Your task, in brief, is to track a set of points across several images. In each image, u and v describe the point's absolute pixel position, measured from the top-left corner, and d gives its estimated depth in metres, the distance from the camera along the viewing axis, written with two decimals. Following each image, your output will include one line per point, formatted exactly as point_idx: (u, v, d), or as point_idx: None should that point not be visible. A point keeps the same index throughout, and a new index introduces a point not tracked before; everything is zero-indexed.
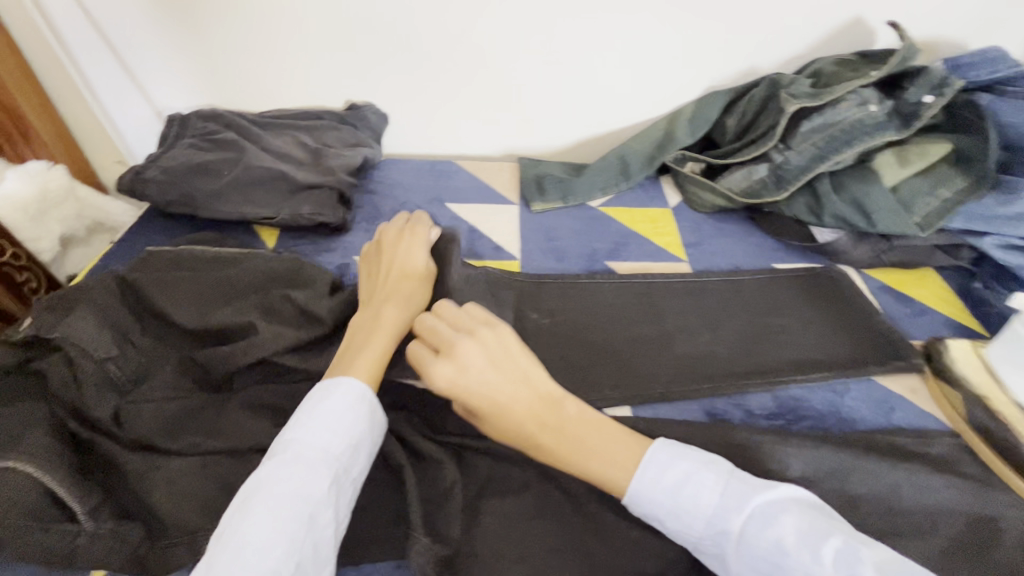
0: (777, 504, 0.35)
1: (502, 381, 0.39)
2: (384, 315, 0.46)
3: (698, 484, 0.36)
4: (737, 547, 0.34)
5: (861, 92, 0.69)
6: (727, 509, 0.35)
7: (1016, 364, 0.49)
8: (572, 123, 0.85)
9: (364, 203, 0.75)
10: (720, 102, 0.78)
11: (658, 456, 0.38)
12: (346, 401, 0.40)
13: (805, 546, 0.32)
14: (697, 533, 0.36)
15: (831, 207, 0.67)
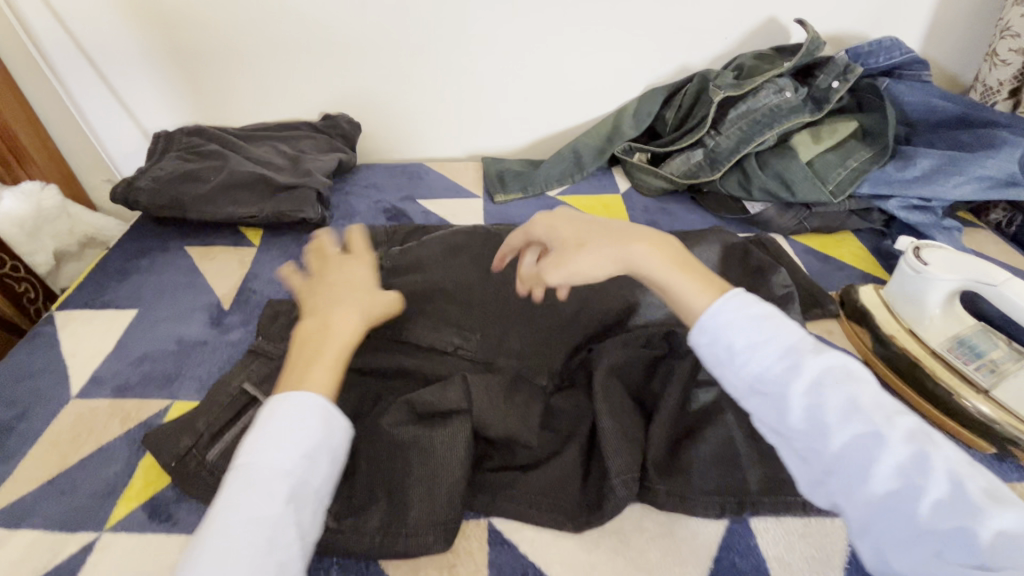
0: (788, 334, 0.38)
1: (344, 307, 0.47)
2: (334, 318, 0.45)
3: (772, 326, 0.38)
4: (743, 360, 0.38)
5: (776, 81, 0.79)
6: (744, 331, 0.38)
7: (908, 298, 0.55)
8: (530, 124, 0.94)
9: (340, 203, 0.83)
10: (659, 98, 0.88)
11: (734, 299, 0.39)
12: (291, 418, 0.38)
13: (806, 372, 0.36)
14: (764, 368, 0.37)
15: (759, 181, 0.76)
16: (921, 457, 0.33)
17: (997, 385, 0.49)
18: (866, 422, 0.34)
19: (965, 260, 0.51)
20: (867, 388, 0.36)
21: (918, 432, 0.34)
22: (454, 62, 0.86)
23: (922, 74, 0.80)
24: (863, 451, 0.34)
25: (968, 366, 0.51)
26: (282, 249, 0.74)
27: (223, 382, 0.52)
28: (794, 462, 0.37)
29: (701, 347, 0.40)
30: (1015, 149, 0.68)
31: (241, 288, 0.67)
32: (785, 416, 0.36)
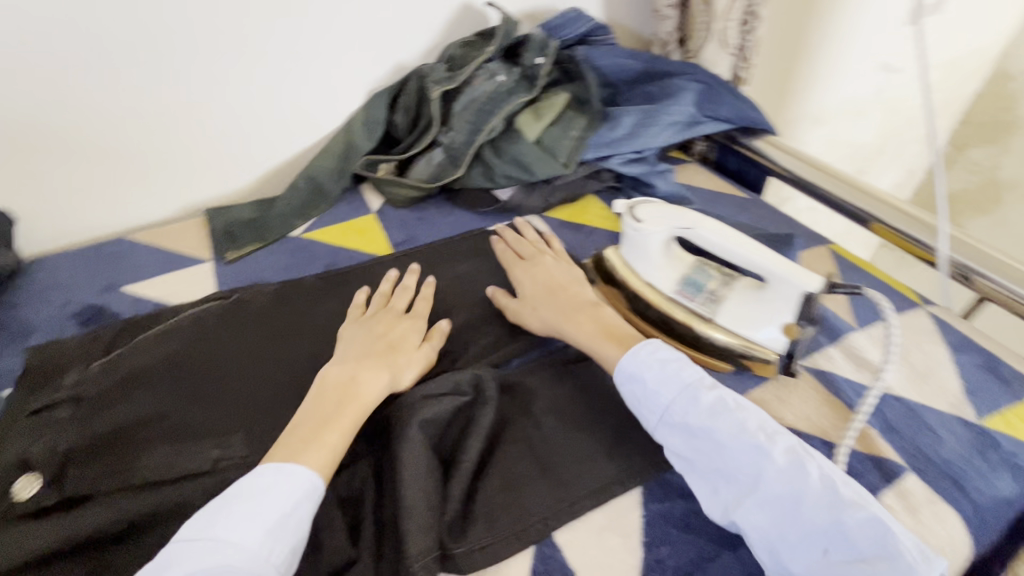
0: (690, 372, 0.47)
1: (342, 372, 0.49)
2: (362, 389, 0.47)
3: (681, 364, 0.48)
4: (657, 397, 0.46)
5: (487, 67, 0.79)
6: (654, 368, 0.47)
7: (638, 254, 0.59)
8: (250, 159, 0.81)
9: (5, 324, 0.62)
10: (383, 103, 0.82)
11: (645, 347, 0.49)
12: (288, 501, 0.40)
13: (703, 400, 0.45)
14: (670, 398, 0.46)
15: (500, 168, 0.76)
16: (801, 467, 0.41)
17: (717, 310, 0.55)
18: (751, 437, 0.42)
19: (665, 211, 0.56)
20: (751, 412, 0.45)
21: (800, 447, 0.43)
22: (117, 110, 0.69)
23: (608, 38, 0.87)
24: (754, 462, 0.41)
25: (692, 302, 0.56)
26: None
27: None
28: (703, 488, 0.43)
29: (625, 388, 0.48)
30: (689, 93, 0.78)
31: None
32: (690, 441, 0.44)
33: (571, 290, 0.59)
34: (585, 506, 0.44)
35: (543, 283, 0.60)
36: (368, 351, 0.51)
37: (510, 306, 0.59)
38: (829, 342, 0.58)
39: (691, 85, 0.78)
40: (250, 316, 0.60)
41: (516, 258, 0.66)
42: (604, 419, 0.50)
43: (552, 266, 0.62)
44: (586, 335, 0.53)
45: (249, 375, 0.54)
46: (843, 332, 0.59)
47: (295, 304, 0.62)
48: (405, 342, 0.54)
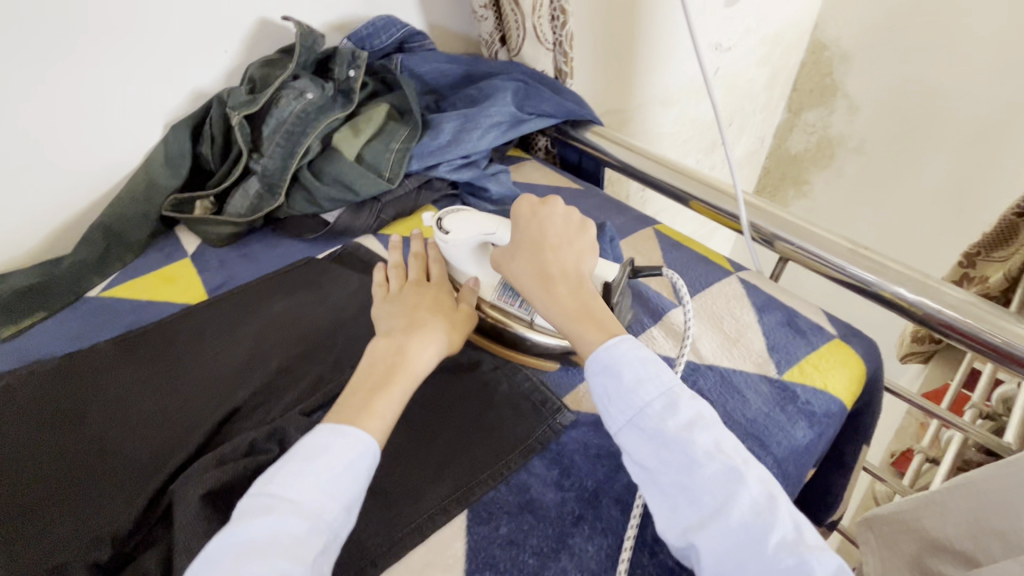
0: (670, 378, 0.44)
1: (386, 337, 0.49)
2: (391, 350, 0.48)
3: (658, 369, 0.43)
4: (631, 394, 0.42)
5: (293, 85, 0.73)
6: (634, 366, 0.43)
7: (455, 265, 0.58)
8: (28, 215, 0.70)
9: None
10: (184, 135, 0.74)
11: (622, 342, 0.44)
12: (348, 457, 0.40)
13: (683, 412, 0.42)
14: (644, 400, 0.42)
15: (322, 192, 0.71)
16: (766, 510, 0.38)
17: (533, 311, 0.55)
18: (723, 459, 0.40)
19: (468, 220, 0.57)
20: (730, 437, 0.42)
21: (770, 477, 0.41)
22: None
23: (426, 43, 0.85)
24: (725, 487, 0.39)
25: (514, 306, 0.55)
26: None
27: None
28: (659, 504, 0.40)
29: (595, 380, 0.44)
30: (507, 92, 0.78)
31: None
32: (659, 451, 0.41)
33: (578, 250, 0.52)
34: (407, 546, 0.42)
35: (531, 233, 0.52)
36: (368, 391, 0.45)
37: (502, 266, 0.52)
38: (652, 322, 0.60)
39: (508, 84, 0.78)
40: (30, 392, 0.53)
41: (420, 279, 0.56)
42: (425, 447, 0.48)
43: (567, 220, 0.53)
44: (563, 312, 0.47)
45: (25, 462, 0.47)
46: (665, 310, 0.61)
47: (88, 367, 0.56)
48: (417, 350, 0.48)
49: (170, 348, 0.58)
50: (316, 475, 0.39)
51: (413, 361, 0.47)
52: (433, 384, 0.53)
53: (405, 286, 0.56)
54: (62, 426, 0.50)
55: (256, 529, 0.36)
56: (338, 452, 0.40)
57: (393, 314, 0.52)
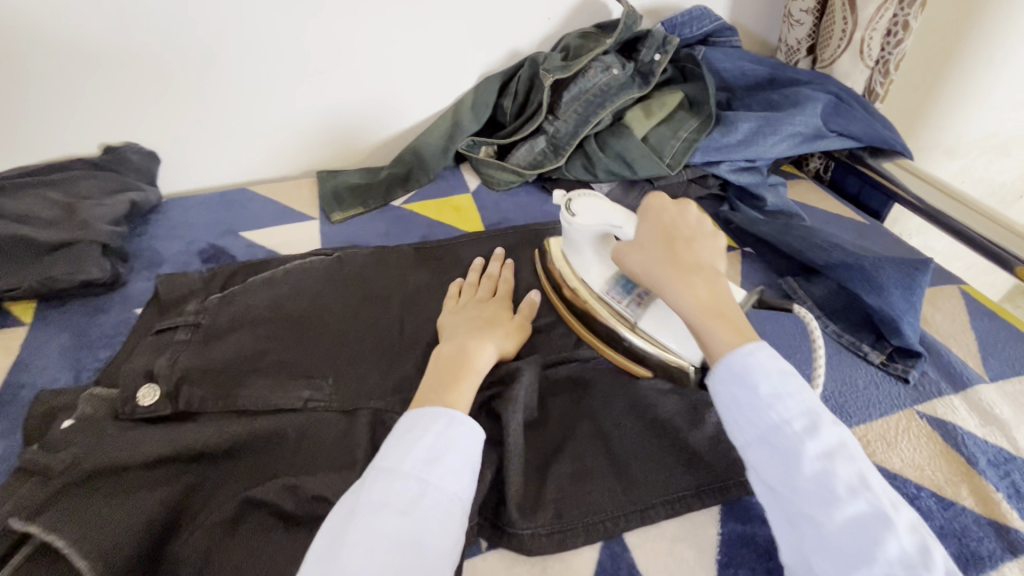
0: (815, 400, 0.39)
1: (449, 341, 0.50)
2: (471, 348, 0.48)
3: (794, 386, 0.39)
4: (766, 410, 0.38)
5: (603, 59, 0.77)
6: (770, 377, 0.39)
7: (574, 248, 0.53)
8: (362, 129, 0.85)
9: (143, 250, 0.70)
10: (494, 87, 0.83)
11: (758, 350, 0.40)
12: (442, 432, 0.40)
13: (824, 439, 0.37)
14: (777, 420, 0.38)
15: (601, 163, 0.75)
16: (916, 569, 0.32)
17: (642, 315, 0.49)
18: (867, 497, 0.35)
19: (603, 211, 0.52)
20: (877, 470, 0.36)
21: (918, 522, 0.35)
22: (256, 71, 0.75)
23: (733, 40, 0.83)
24: (855, 516, 0.34)
25: (621, 303, 0.50)
26: (63, 323, 0.60)
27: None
28: (783, 524, 0.37)
29: (726, 386, 0.40)
30: (817, 103, 0.73)
31: (6, 383, 0.53)
32: (788, 471, 0.36)
33: (712, 249, 0.46)
34: (658, 515, 0.43)
35: (665, 228, 0.46)
36: (440, 383, 0.45)
37: (624, 256, 0.47)
38: (950, 389, 0.52)
39: (821, 95, 0.74)
40: (352, 268, 0.64)
41: (486, 295, 0.57)
42: (685, 428, 0.47)
43: (686, 212, 0.48)
44: (698, 305, 0.42)
45: (346, 321, 0.57)
46: (971, 383, 0.52)
47: (396, 261, 0.66)
48: (478, 352, 0.48)
49: (456, 267, 0.66)
50: (413, 441, 0.39)
51: (474, 358, 0.47)
52: None
53: (467, 301, 0.57)
54: (372, 303, 0.60)
55: (375, 495, 0.37)
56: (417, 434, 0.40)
57: (467, 320, 0.52)
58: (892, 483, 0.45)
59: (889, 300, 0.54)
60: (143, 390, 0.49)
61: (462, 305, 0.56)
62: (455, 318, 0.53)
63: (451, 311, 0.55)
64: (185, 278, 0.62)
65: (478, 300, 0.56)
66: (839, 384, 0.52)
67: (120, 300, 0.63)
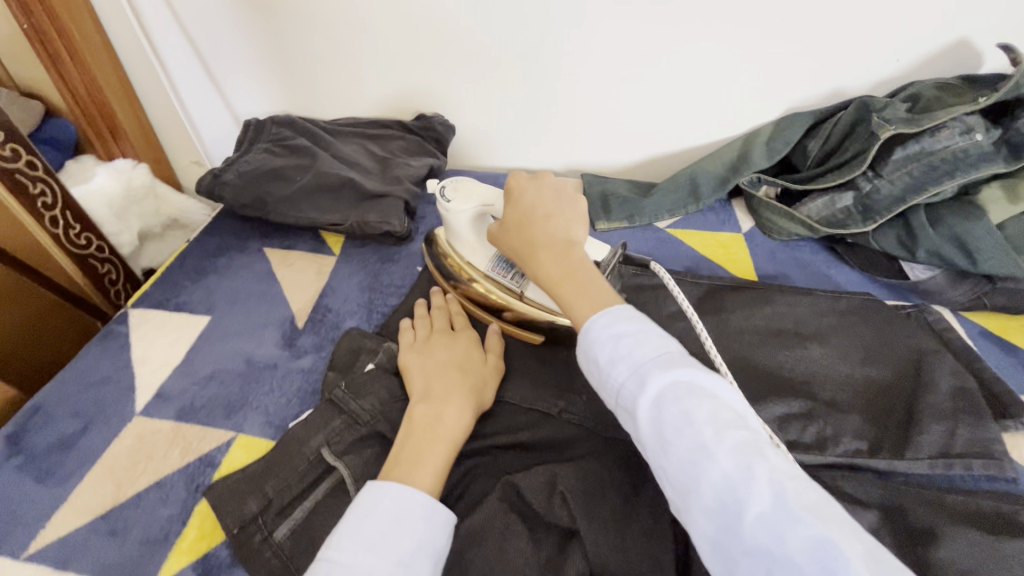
0: (646, 349, 0.35)
1: (417, 392, 0.45)
2: (446, 413, 0.43)
3: (637, 341, 0.35)
4: (608, 373, 0.36)
5: (966, 118, 0.62)
6: (613, 343, 0.36)
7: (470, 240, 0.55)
8: (638, 141, 0.83)
9: (427, 213, 0.76)
10: (803, 124, 0.74)
11: (600, 320, 0.38)
12: (397, 508, 0.36)
13: (652, 388, 0.33)
14: (618, 382, 0.35)
15: (926, 241, 0.62)
16: (763, 496, 0.28)
17: (525, 284, 0.53)
18: (697, 438, 0.31)
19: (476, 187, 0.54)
20: (711, 398, 0.32)
21: (754, 442, 0.31)
22: (564, 68, 0.76)
23: None
24: (692, 466, 0.30)
25: (511, 279, 0.53)
26: (362, 261, 0.68)
27: (298, 439, 0.45)
28: (676, 486, 0.33)
29: (585, 356, 0.38)
30: None
31: (317, 304, 0.62)
32: (641, 433, 0.34)
33: (571, 220, 0.45)
34: None
35: (521, 208, 0.47)
36: (409, 459, 0.40)
37: (497, 238, 0.49)
38: None
39: None
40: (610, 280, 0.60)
41: (445, 329, 0.52)
42: None
43: (556, 193, 0.47)
44: (547, 279, 0.42)
45: None
46: None
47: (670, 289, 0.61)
48: (455, 412, 0.43)
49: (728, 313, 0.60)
50: (382, 518, 0.35)
51: (448, 425, 0.42)
52: None
53: (430, 338, 0.51)
54: None
55: None
56: (382, 508, 0.36)
57: (433, 362, 0.48)
58: None
59: None
60: None
61: (423, 340, 0.51)
62: (415, 364, 0.48)
63: (413, 348, 0.50)
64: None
65: (437, 337, 0.51)
66: None
67: (405, 255, 0.69)
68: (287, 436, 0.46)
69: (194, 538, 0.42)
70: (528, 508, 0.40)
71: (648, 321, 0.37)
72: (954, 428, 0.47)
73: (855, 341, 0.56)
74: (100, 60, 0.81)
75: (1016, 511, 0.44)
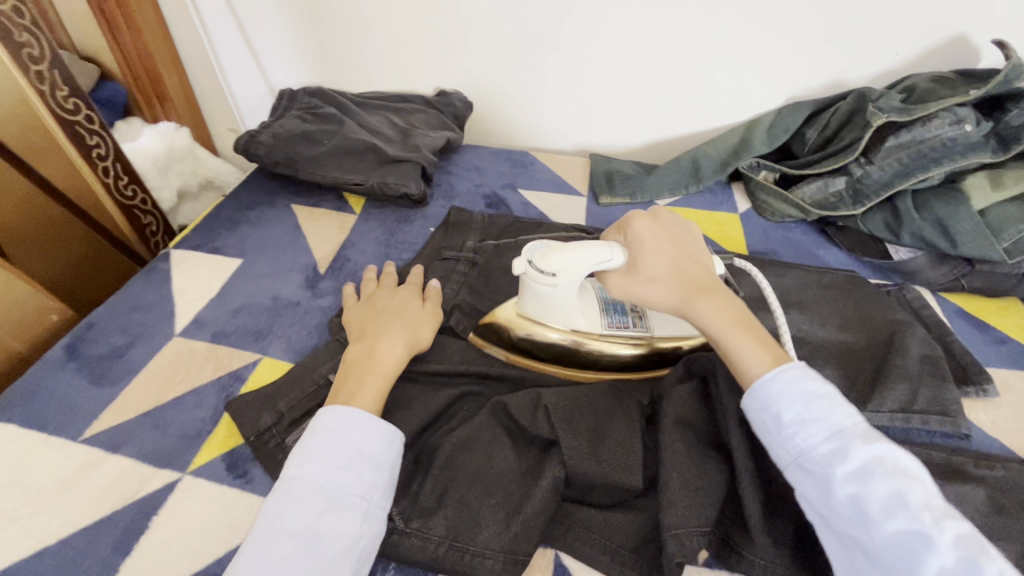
0: (842, 416, 0.37)
1: (357, 339, 0.50)
2: (378, 348, 0.48)
3: (827, 406, 0.37)
4: (789, 437, 0.38)
5: (956, 110, 0.66)
6: (796, 404, 0.38)
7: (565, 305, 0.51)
8: (646, 124, 0.87)
9: (442, 182, 0.82)
10: (803, 113, 0.77)
11: (787, 374, 0.39)
12: (348, 429, 0.41)
13: (854, 458, 0.35)
14: (819, 447, 0.37)
15: (910, 224, 0.66)
16: (973, 574, 0.31)
17: (651, 325, 0.53)
18: (911, 516, 0.33)
19: (574, 255, 0.48)
20: (912, 477, 0.34)
21: (972, 538, 0.32)
22: (577, 51, 0.81)
23: None
24: (904, 545, 0.32)
25: (625, 327, 0.53)
26: (380, 220, 0.74)
27: (309, 367, 0.51)
28: (831, 544, 0.36)
29: (753, 412, 0.40)
30: None
31: (338, 255, 0.68)
32: (824, 499, 0.35)
33: (706, 262, 0.47)
34: None
35: (671, 254, 0.46)
36: (345, 389, 0.44)
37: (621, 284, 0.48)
38: None
39: None
40: None
41: (389, 288, 0.57)
42: None
43: (676, 230, 0.49)
44: (721, 325, 0.42)
45: None
46: None
47: None
48: (388, 347, 0.48)
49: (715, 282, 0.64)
50: (339, 435, 0.40)
51: (380, 355, 0.47)
52: (982, 493, 0.45)
53: (373, 297, 0.56)
54: None
55: (280, 500, 0.38)
56: (334, 427, 0.41)
57: (374, 314, 0.53)
58: None
59: None
60: None
61: (367, 299, 0.56)
62: (358, 319, 0.53)
63: (359, 307, 0.55)
64: (474, 216, 0.72)
65: (379, 295, 0.56)
66: None
67: (420, 217, 0.75)
68: (297, 367, 0.52)
69: (223, 436, 0.48)
70: (515, 422, 0.46)
71: (827, 383, 0.40)
72: (914, 387, 0.51)
73: (832, 311, 0.60)
74: (152, 29, 0.88)
75: (963, 462, 0.47)
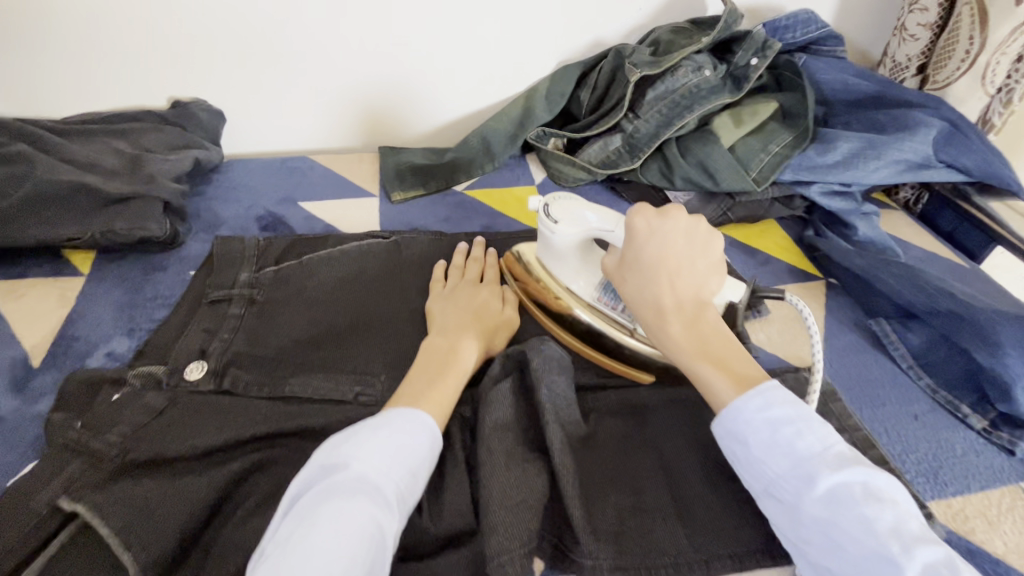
0: (809, 441, 0.34)
1: (440, 332, 0.49)
2: (464, 351, 0.47)
3: (795, 429, 0.35)
4: (759, 465, 0.35)
5: (696, 58, 0.72)
6: (763, 431, 0.35)
7: (559, 258, 0.54)
8: (428, 107, 0.81)
9: (200, 212, 0.68)
10: (572, 76, 0.78)
11: (751, 400, 0.36)
12: (418, 429, 0.39)
13: (820, 484, 0.33)
14: (776, 472, 0.35)
15: (680, 170, 0.70)
16: None
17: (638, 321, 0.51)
18: (884, 543, 0.31)
19: (584, 211, 0.51)
20: (886, 503, 0.32)
21: (945, 561, 0.30)
22: (329, 39, 0.72)
23: (837, 51, 0.76)
24: (870, 572, 0.31)
25: (614, 309, 0.52)
26: (119, 277, 0.59)
27: (26, 494, 0.39)
28: (811, 573, 0.34)
29: (724, 440, 0.37)
30: (929, 131, 0.67)
31: (59, 335, 0.53)
32: (796, 528, 0.34)
33: (699, 270, 0.42)
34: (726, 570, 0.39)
35: (654, 252, 0.42)
36: (417, 386, 0.43)
37: (622, 284, 0.44)
38: None
39: (934, 121, 0.67)
40: (396, 258, 0.61)
41: (475, 280, 0.56)
42: None
43: (684, 232, 0.43)
44: (683, 349, 0.40)
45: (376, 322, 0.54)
46: None
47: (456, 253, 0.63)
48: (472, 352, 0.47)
49: None
50: (371, 449, 0.36)
51: (465, 361, 0.46)
52: None
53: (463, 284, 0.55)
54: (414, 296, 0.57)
55: (348, 500, 0.33)
56: (403, 438, 0.38)
57: (457, 302, 0.52)
58: (993, 569, 0.41)
59: (1004, 363, 0.48)
60: (190, 366, 0.49)
61: (457, 288, 0.55)
62: (458, 307, 0.52)
63: (451, 294, 0.54)
64: (241, 246, 0.60)
65: (476, 285, 0.55)
66: (932, 447, 0.48)
67: (175, 261, 0.61)
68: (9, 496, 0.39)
69: None
70: None
71: (801, 404, 0.36)
72: None
73: None
74: None
75: None
